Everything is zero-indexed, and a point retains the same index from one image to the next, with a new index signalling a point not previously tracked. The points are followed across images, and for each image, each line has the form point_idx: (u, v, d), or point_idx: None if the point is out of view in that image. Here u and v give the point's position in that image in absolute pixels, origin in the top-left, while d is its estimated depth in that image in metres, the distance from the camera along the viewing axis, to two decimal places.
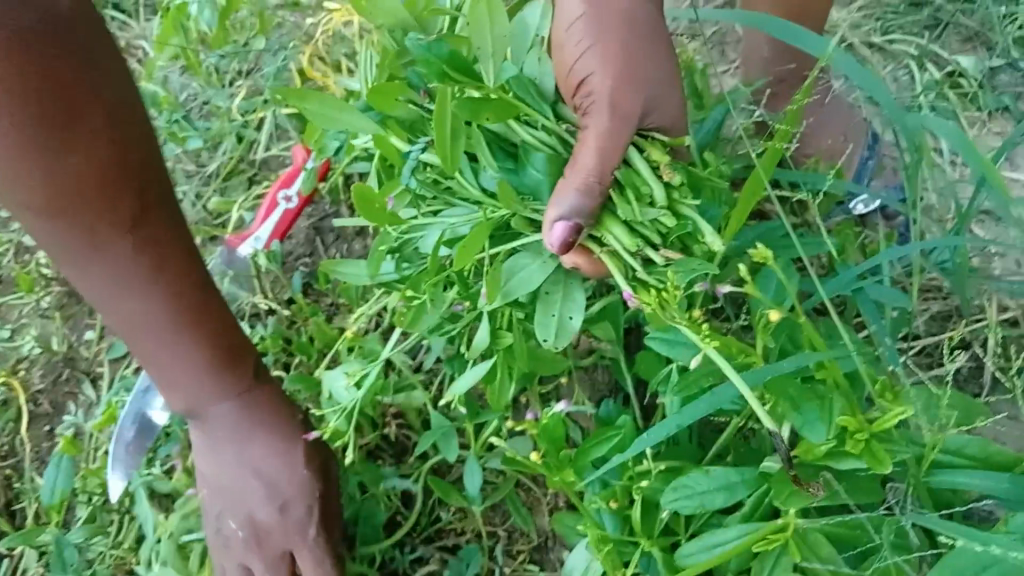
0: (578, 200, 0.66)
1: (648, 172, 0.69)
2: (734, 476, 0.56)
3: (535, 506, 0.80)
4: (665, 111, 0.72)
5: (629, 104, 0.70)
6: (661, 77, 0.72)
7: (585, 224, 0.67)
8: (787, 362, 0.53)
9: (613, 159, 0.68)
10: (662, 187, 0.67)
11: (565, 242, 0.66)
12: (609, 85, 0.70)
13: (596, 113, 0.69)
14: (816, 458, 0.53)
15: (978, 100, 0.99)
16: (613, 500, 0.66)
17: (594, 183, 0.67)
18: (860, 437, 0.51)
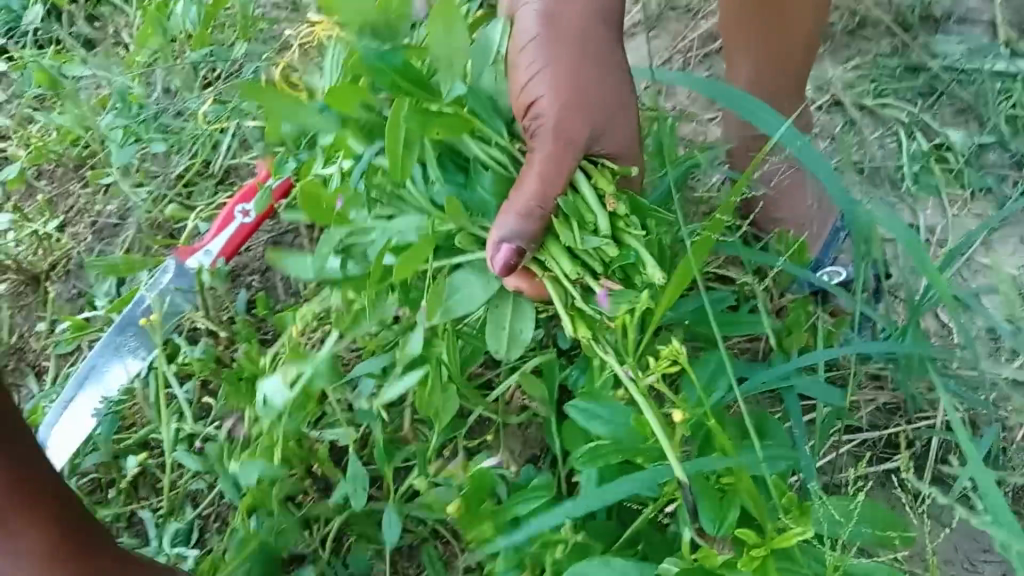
0: (518, 223, 0.64)
1: (592, 198, 0.66)
2: (632, 569, 0.53)
3: (451, 560, 0.77)
4: (616, 136, 0.70)
5: (575, 130, 0.68)
6: (613, 103, 0.70)
7: (527, 248, 0.65)
8: (692, 462, 0.51)
9: (556, 185, 0.66)
10: (604, 216, 0.65)
11: (505, 268, 0.64)
12: (558, 108, 0.68)
13: (541, 138, 0.67)
14: (713, 568, 0.49)
15: (962, 177, 0.96)
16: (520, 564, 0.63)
17: (535, 208, 0.65)
18: (757, 552, 0.48)
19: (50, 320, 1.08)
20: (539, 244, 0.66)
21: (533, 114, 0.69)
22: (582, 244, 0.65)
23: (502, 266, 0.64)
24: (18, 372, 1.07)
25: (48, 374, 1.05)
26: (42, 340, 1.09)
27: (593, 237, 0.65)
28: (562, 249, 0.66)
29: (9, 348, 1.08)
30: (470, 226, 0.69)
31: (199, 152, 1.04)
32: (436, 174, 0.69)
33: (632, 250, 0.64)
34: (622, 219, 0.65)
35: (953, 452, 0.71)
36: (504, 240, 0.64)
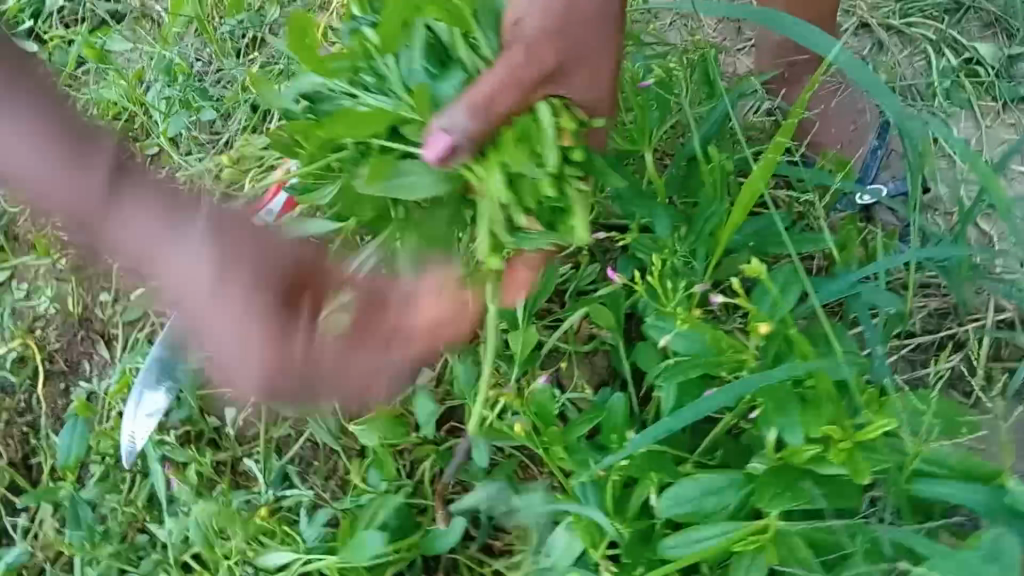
0: (469, 117, 0.58)
1: (550, 128, 0.61)
2: (722, 479, 0.58)
3: (531, 483, 0.82)
4: (585, 81, 0.64)
5: (548, 55, 0.62)
6: (597, 46, 0.64)
7: (463, 148, 0.58)
8: (776, 371, 0.54)
9: (511, 97, 0.60)
10: (555, 152, 0.61)
11: (439, 156, 0.57)
12: (537, 32, 0.62)
13: (514, 50, 0.61)
14: (801, 463, 0.54)
15: (993, 89, 0.98)
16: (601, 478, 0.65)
17: (488, 110, 0.59)
18: (844, 445, 0.52)
19: (115, 290, 1.13)
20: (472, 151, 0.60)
21: (514, 27, 0.63)
22: (522, 168, 0.60)
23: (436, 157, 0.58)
24: (89, 341, 1.13)
25: (120, 341, 1.10)
26: (108, 310, 1.14)
27: (536, 167, 0.61)
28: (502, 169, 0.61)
29: (78, 320, 1.14)
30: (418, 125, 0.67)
31: (252, 112, 1.07)
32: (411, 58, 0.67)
33: (564, 198, 0.64)
34: (573, 166, 0.64)
35: (1002, 352, 0.76)
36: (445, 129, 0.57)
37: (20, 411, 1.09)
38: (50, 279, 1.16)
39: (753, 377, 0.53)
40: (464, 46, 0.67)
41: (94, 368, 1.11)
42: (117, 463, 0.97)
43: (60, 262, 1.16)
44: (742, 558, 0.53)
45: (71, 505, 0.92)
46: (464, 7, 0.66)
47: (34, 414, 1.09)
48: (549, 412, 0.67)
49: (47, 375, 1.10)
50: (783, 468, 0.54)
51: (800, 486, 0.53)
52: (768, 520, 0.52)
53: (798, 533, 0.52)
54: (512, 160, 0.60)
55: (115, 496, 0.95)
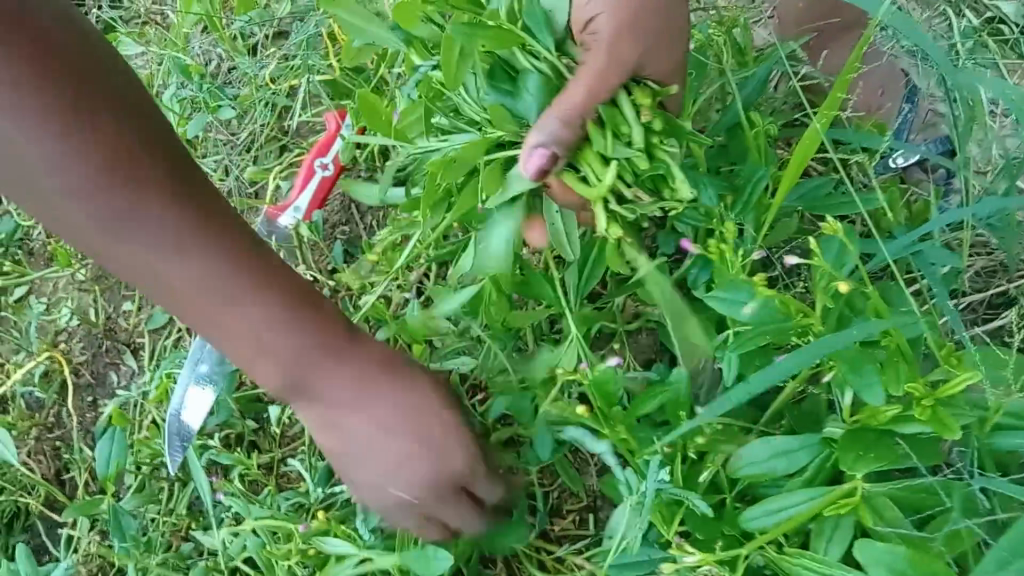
0: (560, 128, 0.67)
1: (630, 113, 0.69)
2: (795, 442, 0.57)
3: (584, 467, 0.81)
4: (661, 64, 0.73)
5: (626, 47, 0.71)
6: (669, 32, 0.74)
7: (562, 154, 0.69)
8: (853, 331, 0.52)
9: (601, 98, 0.69)
10: (640, 129, 0.69)
11: (538, 170, 0.68)
12: (612, 31, 0.71)
13: (596, 51, 0.71)
14: (881, 424, 0.53)
15: (1019, 47, 0.98)
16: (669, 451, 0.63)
17: (578, 114, 0.68)
18: (927, 403, 0.52)
19: (138, 299, 1.12)
20: (574, 150, 0.70)
21: (590, 30, 0.72)
22: (610, 152, 0.69)
23: (537, 170, 0.69)
24: (115, 352, 1.11)
25: (147, 350, 1.08)
26: (132, 319, 1.12)
27: (626, 147, 0.69)
28: (597, 155, 0.70)
29: (102, 330, 1.12)
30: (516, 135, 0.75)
31: (270, 110, 1.05)
32: (481, 84, 0.75)
33: (662, 165, 0.69)
34: (657, 135, 0.70)
35: None
36: (543, 145, 0.68)
37: (50, 425, 1.07)
38: (71, 291, 1.14)
39: (834, 338, 0.52)
40: (526, 58, 0.74)
41: (122, 377, 1.09)
42: (156, 471, 0.95)
43: (81, 274, 1.15)
44: (828, 522, 0.53)
45: (114, 516, 0.88)
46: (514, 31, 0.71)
47: (64, 427, 1.07)
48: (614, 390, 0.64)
49: (75, 387, 1.09)
50: (863, 431, 0.53)
51: (883, 446, 0.52)
52: (855, 482, 0.51)
53: (886, 494, 0.52)
54: (603, 147, 0.68)
55: (156, 505, 0.93)
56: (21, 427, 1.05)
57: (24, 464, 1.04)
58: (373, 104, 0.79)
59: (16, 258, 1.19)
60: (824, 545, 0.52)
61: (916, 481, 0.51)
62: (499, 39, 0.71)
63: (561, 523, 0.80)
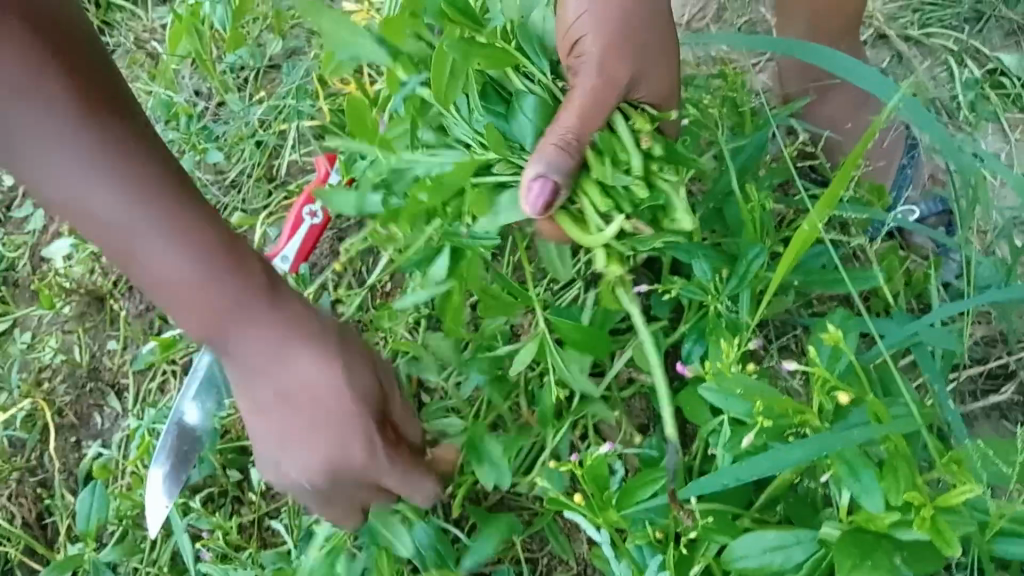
0: (557, 159, 0.66)
1: (626, 137, 0.68)
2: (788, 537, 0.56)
3: (573, 532, 0.80)
4: (657, 84, 0.72)
5: (617, 71, 0.70)
6: (659, 42, 0.73)
7: (563, 184, 0.66)
8: (855, 433, 0.51)
9: (594, 121, 0.68)
10: (639, 156, 0.67)
11: (541, 203, 0.65)
12: (601, 48, 0.70)
13: (585, 73, 0.70)
14: (878, 527, 0.52)
15: (1020, 100, 0.97)
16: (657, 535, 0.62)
17: (572, 141, 0.67)
18: (926, 512, 0.50)
19: (123, 338, 1.10)
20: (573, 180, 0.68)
21: (579, 50, 0.71)
22: (612, 183, 0.67)
23: (539, 206, 0.66)
24: (98, 392, 1.09)
25: (131, 392, 1.07)
26: (116, 358, 1.11)
27: (625, 175, 0.67)
28: (596, 185, 0.68)
29: (86, 370, 1.10)
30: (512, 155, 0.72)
31: (259, 151, 1.03)
32: (475, 103, 0.74)
33: (661, 195, 0.67)
34: (657, 161, 0.68)
35: None
36: (542, 175, 0.65)
37: (31, 468, 1.05)
38: (55, 328, 1.12)
39: (834, 435, 0.52)
40: (520, 79, 0.75)
41: (105, 419, 1.07)
42: (138, 522, 0.94)
43: (64, 311, 1.13)
44: None
45: (93, 570, 0.89)
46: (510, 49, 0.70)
47: (46, 470, 1.05)
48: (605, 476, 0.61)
49: (57, 429, 1.07)
50: (859, 534, 0.52)
51: (880, 552, 0.51)
52: None
53: None
54: (603, 176, 0.66)
55: (138, 556, 0.92)
56: (1, 470, 1.03)
57: (4, 508, 1.02)
58: (362, 106, 0.75)
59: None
60: None
61: None
62: (495, 57, 0.69)
63: None
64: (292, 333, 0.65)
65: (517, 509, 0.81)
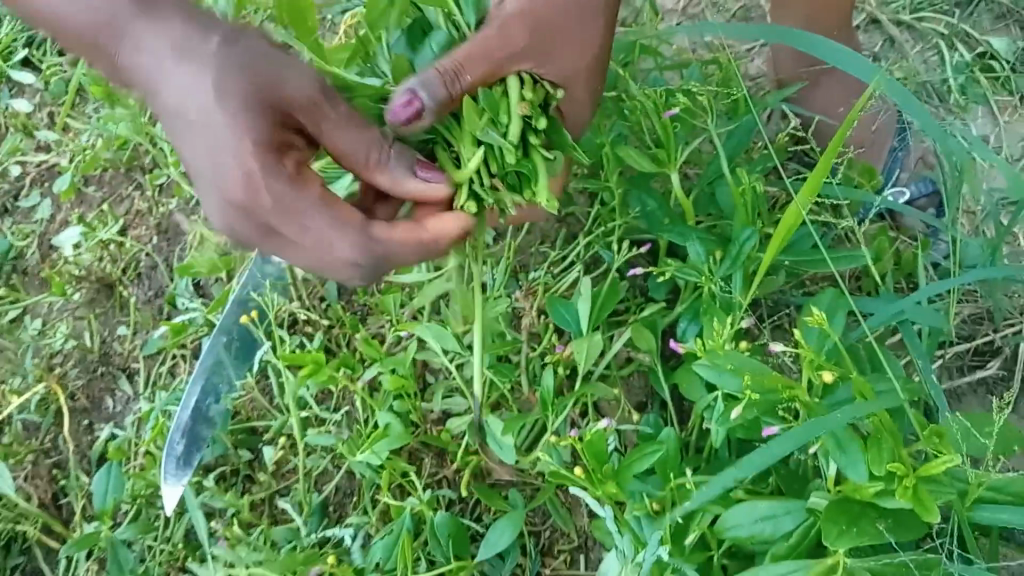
0: (434, 78, 0.60)
1: (515, 98, 0.63)
2: (779, 508, 0.59)
3: (574, 507, 0.82)
4: (564, 64, 0.66)
5: (518, 32, 0.63)
6: (588, 26, 0.67)
7: (429, 110, 0.61)
8: (840, 413, 0.53)
9: (484, 62, 0.61)
10: (518, 122, 0.62)
11: (399, 118, 0.60)
12: (524, 2, 0.65)
13: (489, 24, 0.64)
14: (865, 497, 0.55)
15: (1010, 83, 0.98)
16: (654, 506, 0.64)
17: (453, 72, 0.61)
18: (907, 483, 0.52)
19: (133, 323, 1.13)
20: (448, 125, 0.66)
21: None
22: (479, 135, 0.61)
23: (399, 119, 0.61)
24: (110, 377, 1.12)
25: (142, 377, 1.09)
26: (127, 343, 1.13)
27: (497, 135, 0.62)
28: (471, 142, 0.64)
29: (98, 355, 1.13)
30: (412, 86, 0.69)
31: None
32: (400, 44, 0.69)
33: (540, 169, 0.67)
34: (538, 135, 0.64)
35: None
36: (412, 91, 0.60)
37: (45, 450, 1.08)
38: (66, 314, 1.15)
39: (819, 421, 0.52)
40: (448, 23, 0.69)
41: (118, 403, 1.10)
42: (152, 502, 0.96)
43: (75, 298, 1.15)
44: None
45: (111, 550, 0.90)
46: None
47: (60, 453, 1.08)
48: (602, 452, 0.64)
49: (70, 413, 1.10)
50: (846, 503, 0.55)
51: (865, 521, 0.54)
52: (836, 557, 0.52)
53: (866, 567, 0.53)
54: (472, 126, 0.60)
55: (152, 535, 0.94)
56: (18, 453, 1.06)
57: (20, 490, 1.05)
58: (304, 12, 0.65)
59: (10, 280, 1.18)
60: None
61: (895, 555, 0.53)
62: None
63: (553, 562, 0.82)
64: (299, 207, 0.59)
65: (520, 484, 0.84)
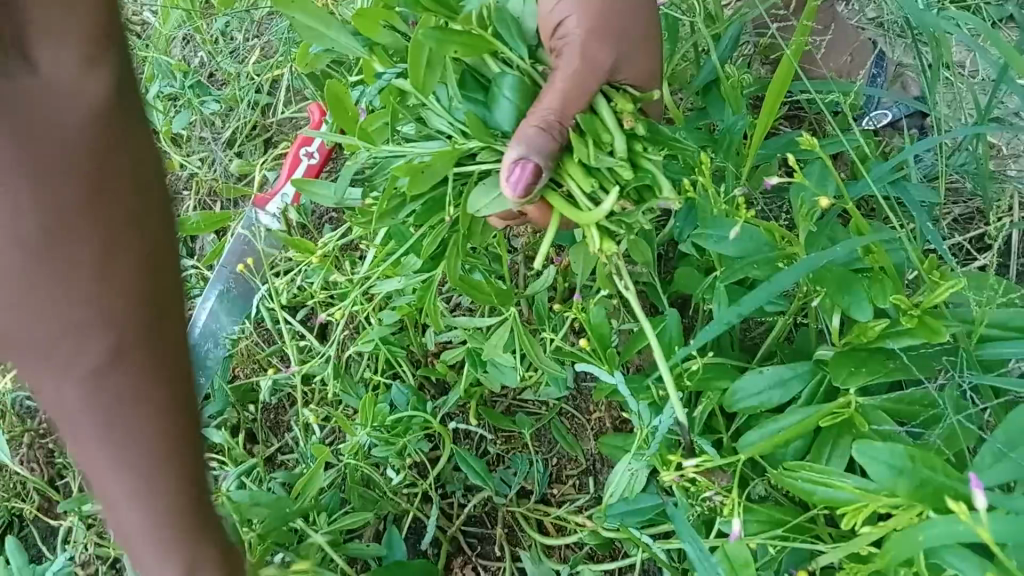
0: (540, 140, 0.64)
1: (609, 117, 0.67)
2: (786, 372, 0.58)
3: (580, 432, 0.82)
4: (634, 73, 0.72)
5: (599, 54, 0.69)
6: (645, 40, 0.73)
7: (545, 166, 0.64)
8: (841, 249, 0.53)
9: (577, 103, 0.66)
10: (622, 137, 0.66)
11: (525, 184, 0.63)
12: (583, 29, 0.69)
13: (567, 55, 0.69)
14: (870, 342, 0.54)
15: (980, 12, 1.01)
16: (662, 390, 0.64)
17: (553, 122, 0.65)
18: (913, 313, 0.52)
19: None
20: (555, 164, 0.67)
21: (560, 34, 0.70)
22: (594, 164, 0.65)
23: (520, 190, 0.64)
24: None
25: None
26: None
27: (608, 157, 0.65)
28: (579, 167, 0.66)
29: None
30: (495, 143, 0.69)
31: (252, 109, 1.06)
32: (453, 92, 0.70)
33: (647, 174, 0.66)
34: (640, 143, 0.67)
35: None
36: (521, 157, 0.64)
37: (41, 432, 1.04)
38: None
39: (821, 254, 0.52)
40: (498, 65, 0.71)
41: None
42: None
43: None
44: (824, 444, 0.53)
45: None
46: (483, 38, 0.66)
47: (55, 433, 1.04)
48: (609, 335, 0.64)
49: None
50: (853, 350, 0.54)
51: (873, 361, 0.53)
52: (848, 394, 0.51)
53: (879, 408, 0.52)
54: (585, 157, 0.64)
55: None
56: (13, 432, 1.02)
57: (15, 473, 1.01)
58: (339, 97, 0.75)
59: None
60: (823, 459, 0.52)
61: (907, 390, 0.52)
62: (470, 45, 0.66)
63: (562, 488, 0.80)
64: (205, 562, 0.43)
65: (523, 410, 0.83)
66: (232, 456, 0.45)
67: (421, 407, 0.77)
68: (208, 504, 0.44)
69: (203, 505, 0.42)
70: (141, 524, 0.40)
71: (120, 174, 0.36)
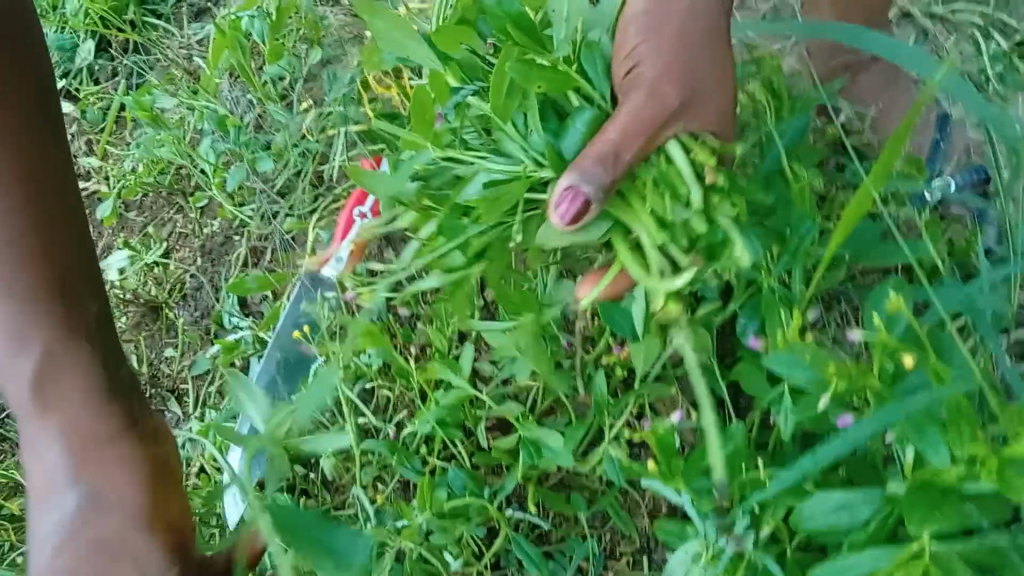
0: (597, 170, 0.65)
1: (687, 170, 0.67)
2: (854, 496, 0.58)
3: (634, 509, 0.82)
4: (709, 114, 0.71)
5: (669, 93, 0.69)
6: (722, 81, 0.72)
7: (596, 199, 0.66)
8: (919, 398, 0.54)
9: (637, 139, 0.67)
10: (700, 189, 0.67)
11: (572, 216, 0.66)
12: (657, 68, 0.70)
13: (635, 92, 0.69)
14: (945, 482, 0.54)
15: None
16: (725, 500, 0.64)
17: (609, 154, 0.66)
18: (991, 462, 0.52)
19: (180, 344, 1.07)
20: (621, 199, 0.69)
21: (633, 72, 0.71)
22: (668, 216, 0.67)
23: (569, 218, 0.66)
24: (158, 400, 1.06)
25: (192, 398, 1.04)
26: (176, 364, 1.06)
27: (684, 209, 0.67)
28: (652, 218, 0.67)
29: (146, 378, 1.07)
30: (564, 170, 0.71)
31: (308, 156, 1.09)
32: (534, 122, 0.72)
33: (720, 230, 0.68)
34: (718, 197, 0.67)
35: None
36: (572, 187, 0.65)
37: None
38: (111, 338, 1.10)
39: (897, 407, 0.54)
40: (578, 100, 0.73)
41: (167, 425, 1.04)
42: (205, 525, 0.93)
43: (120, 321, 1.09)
44: None
45: None
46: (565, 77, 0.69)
47: None
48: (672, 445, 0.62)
49: None
50: (926, 488, 0.54)
51: (949, 507, 0.53)
52: (923, 542, 0.51)
53: (953, 555, 0.52)
54: (661, 210, 0.67)
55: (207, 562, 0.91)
56: None
57: None
58: (425, 106, 0.74)
59: None
60: None
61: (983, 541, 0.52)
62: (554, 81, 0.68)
63: (616, 565, 0.80)
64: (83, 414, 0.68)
65: (578, 488, 0.82)
66: (52, 326, 0.68)
67: (478, 494, 0.78)
68: (56, 358, 0.68)
69: (44, 338, 0.68)
70: (70, 385, 0.68)
71: (42, 182, 0.69)
